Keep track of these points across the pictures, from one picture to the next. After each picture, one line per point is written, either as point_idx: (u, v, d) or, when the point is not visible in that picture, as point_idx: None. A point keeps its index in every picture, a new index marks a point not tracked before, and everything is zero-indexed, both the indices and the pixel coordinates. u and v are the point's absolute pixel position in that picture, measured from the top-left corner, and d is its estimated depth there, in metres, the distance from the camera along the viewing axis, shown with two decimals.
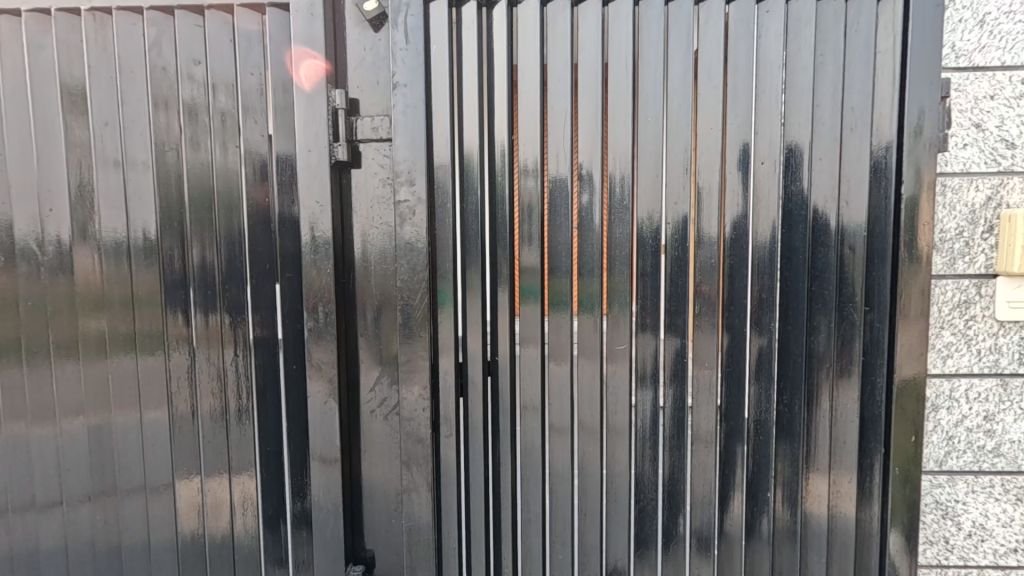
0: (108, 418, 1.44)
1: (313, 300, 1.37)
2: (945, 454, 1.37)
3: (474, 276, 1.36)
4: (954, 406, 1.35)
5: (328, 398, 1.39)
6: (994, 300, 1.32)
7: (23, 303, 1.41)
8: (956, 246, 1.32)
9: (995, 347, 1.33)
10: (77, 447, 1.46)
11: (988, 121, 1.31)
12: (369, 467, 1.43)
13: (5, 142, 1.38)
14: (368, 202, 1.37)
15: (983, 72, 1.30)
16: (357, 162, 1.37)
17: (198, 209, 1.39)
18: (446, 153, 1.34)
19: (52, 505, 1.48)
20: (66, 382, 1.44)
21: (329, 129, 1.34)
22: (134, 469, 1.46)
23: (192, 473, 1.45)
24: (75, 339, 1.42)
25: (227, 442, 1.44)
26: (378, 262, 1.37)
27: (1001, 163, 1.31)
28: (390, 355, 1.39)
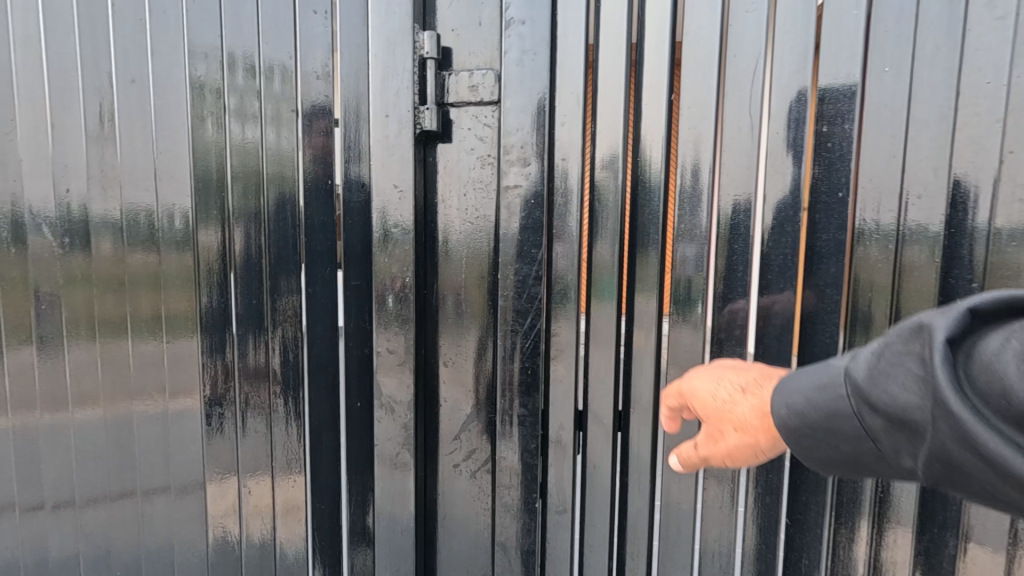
0: (129, 420, 1.16)
1: (384, 317, 1.04)
2: None
3: (604, 269, 0.95)
4: None
5: (400, 448, 1.06)
6: None
7: (33, 275, 1.13)
8: None
9: None
10: (92, 458, 1.18)
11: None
12: (450, 539, 1.09)
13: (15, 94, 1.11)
14: (461, 187, 1.02)
15: None
16: (447, 135, 1.01)
17: (244, 195, 1.09)
18: (576, 117, 0.94)
19: (62, 530, 1.20)
20: (79, 368, 1.15)
21: (414, 86, 1.00)
22: (160, 476, 1.18)
23: (228, 475, 1.16)
24: (89, 315, 1.14)
25: (273, 491, 1.16)
26: (471, 268, 1.02)
27: None
28: (483, 394, 1.04)
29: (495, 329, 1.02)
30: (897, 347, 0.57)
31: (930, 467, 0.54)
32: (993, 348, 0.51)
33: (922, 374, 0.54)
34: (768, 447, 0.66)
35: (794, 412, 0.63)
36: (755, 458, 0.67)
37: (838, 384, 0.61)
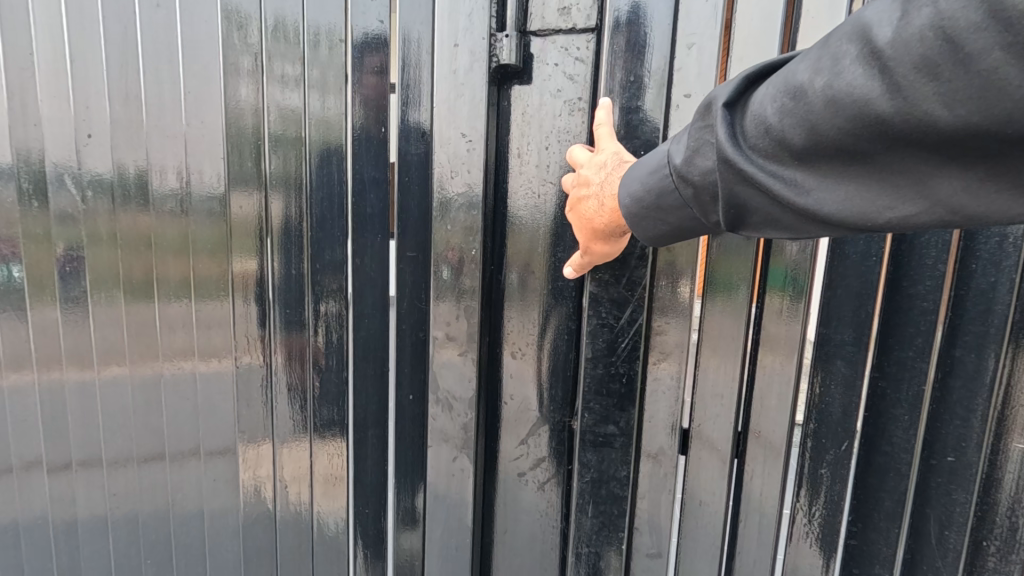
0: (158, 393, 1.05)
1: (446, 297, 0.87)
2: None
3: (728, 263, 0.75)
4: None
5: (458, 453, 0.90)
6: None
7: (55, 227, 1.01)
8: None
9: None
10: (121, 430, 1.08)
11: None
12: (511, 557, 0.93)
13: (30, 15, 0.96)
14: (541, 140, 0.81)
15: None
16: (527, 73, 0.81)
17: (283, 147, 0.93)
18: (706, 42, 0.73)
19: (92, 503, 1.12)
20: (106, 334, 1.04)
21: (490, 10, 0.80)
22: (192, 456, 1.07)
23: (263, 455, 1.04)
24: (114, 275, 1.02)
25: (312, 483, 1.03)
26: (551, 243, 0.83)
27: None
28: (562, 395, 0.86)
29: (579, 318, 0.84)
30: (688, 136, 0.60)
31: (732, 224, 0.58)
32: (760, 99, 0.54)
33: (712, 148, 0.56)
34: (613, 244, 0.74)
35: (633, 199, 0.66)
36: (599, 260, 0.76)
37: (662, 165, 0.63)
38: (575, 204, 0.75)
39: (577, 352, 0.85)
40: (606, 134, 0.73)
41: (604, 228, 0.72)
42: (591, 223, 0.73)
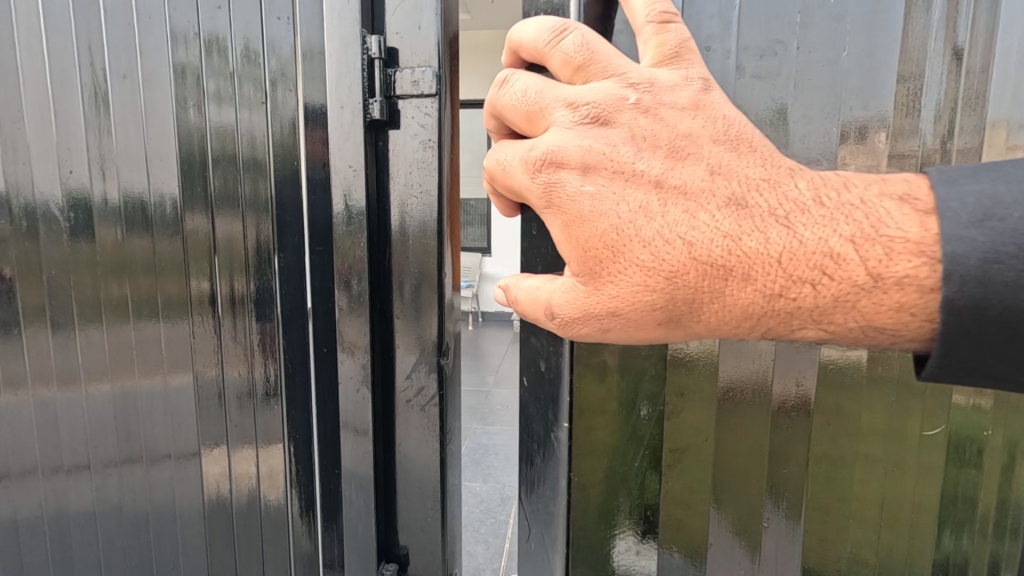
0: (135, 394, 1.33)
1: (346, 277, 1.26)
2: None
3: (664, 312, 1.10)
4: None
5: (360, 385, 1.29)
6: None
7: (46, 249, 1.28)
8: None
9: None
10: (102, 417, 1.34)
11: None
12: (407, 458, 1.32)
13: (20, 84, 1.25)
14: (407, 167, 1.21)
15: None
16: (395, 123, 1.20)
17: (222, 175, 1.27)
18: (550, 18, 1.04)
19: (82, 484, 1.36)
20: (91, 348, 1.32)
21: (364, 82, 1.18)
22: (161, 440, 1.35)
23: (219, 445, 1.36)
24: (98, 303, 1.30)
25: (257, 465, 1.37)
26: (417, 236, 1.24)
27: None
28: (430, 340, 1.26)
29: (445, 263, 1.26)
30: None
31: None
32: None
33: None
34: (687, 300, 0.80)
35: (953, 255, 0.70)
36: (645, 325, 0.83)
37: None
38: (592, 166, 0.82)
39: (449, 292, 1.28)
40: (735, 129, 0.83)
41: (691, 267, 0.79)
42: (739, 271, 0.78)
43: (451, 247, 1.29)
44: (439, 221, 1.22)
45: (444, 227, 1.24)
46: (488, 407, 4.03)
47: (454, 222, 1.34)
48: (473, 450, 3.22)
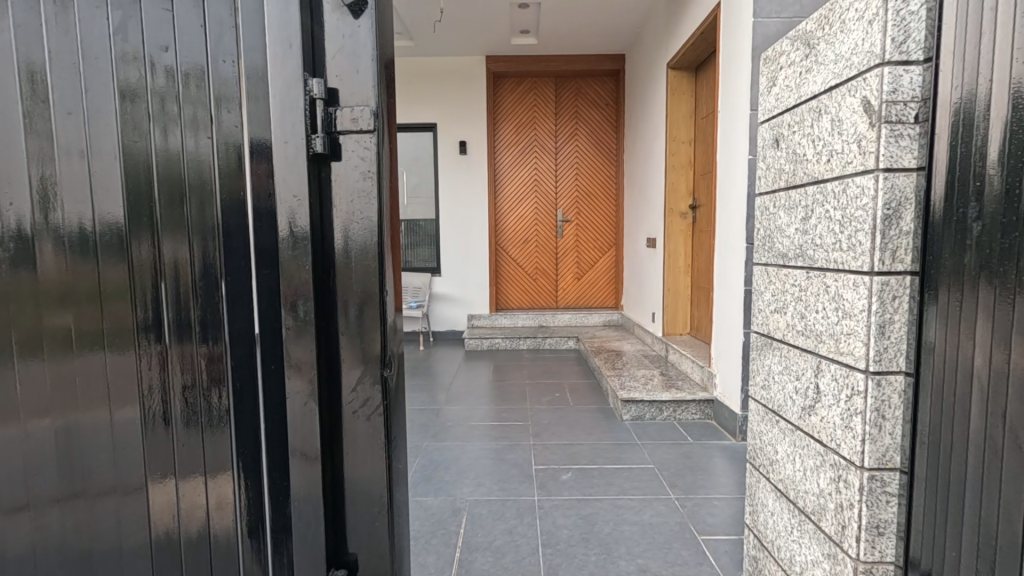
0: (79, 428, 1.34)
1: (289, 298, 1.34)
2: (877, 434, 1.39)
3: None
4: (838, 401, 1.49)
5: (307, 399, 1.36)
6: (834, 292, 1.51)
7: None
8: (849, 242, 1.45)
9: (848, 332, 1.45)
10: (42, 453, 1.33)
11: (821, 148, 1.57)
12: (353, 466, 1.41)
13: None
14: (348, 195, 1.34)
15: (846, 87, 1.45)
16: (336, 155, 1.33)
17: (169, 206, 1.31)
18: None
19: (21, 523, 1.35)
20: (31, 383, 1.32)
21: (306, 119, 1.29)
22: (107, 472, 1.36)
23: (166, 476, 1.39)
24: (38, 337, 1.31)
25: (206, 495, 1.39)
26: (358, 257, 1.36)
27: (843, 170, 1.47)
28: (373, 353, 1.38)
29: (386, 281, 1.40)
30: None
31: None
32: None
33: None
34: None
35: None
36: None
37: None
38: None
39: (390, 306, 1.43)
40: None
41: None
42: None
43: (392, 266, 1.45)
44: (380, 244, 1.37)
45: (384, 248, 1.39)
46: (437, 425, 4.07)
47: (393, 244, 1.48)
48: (422, 468, 3.25)
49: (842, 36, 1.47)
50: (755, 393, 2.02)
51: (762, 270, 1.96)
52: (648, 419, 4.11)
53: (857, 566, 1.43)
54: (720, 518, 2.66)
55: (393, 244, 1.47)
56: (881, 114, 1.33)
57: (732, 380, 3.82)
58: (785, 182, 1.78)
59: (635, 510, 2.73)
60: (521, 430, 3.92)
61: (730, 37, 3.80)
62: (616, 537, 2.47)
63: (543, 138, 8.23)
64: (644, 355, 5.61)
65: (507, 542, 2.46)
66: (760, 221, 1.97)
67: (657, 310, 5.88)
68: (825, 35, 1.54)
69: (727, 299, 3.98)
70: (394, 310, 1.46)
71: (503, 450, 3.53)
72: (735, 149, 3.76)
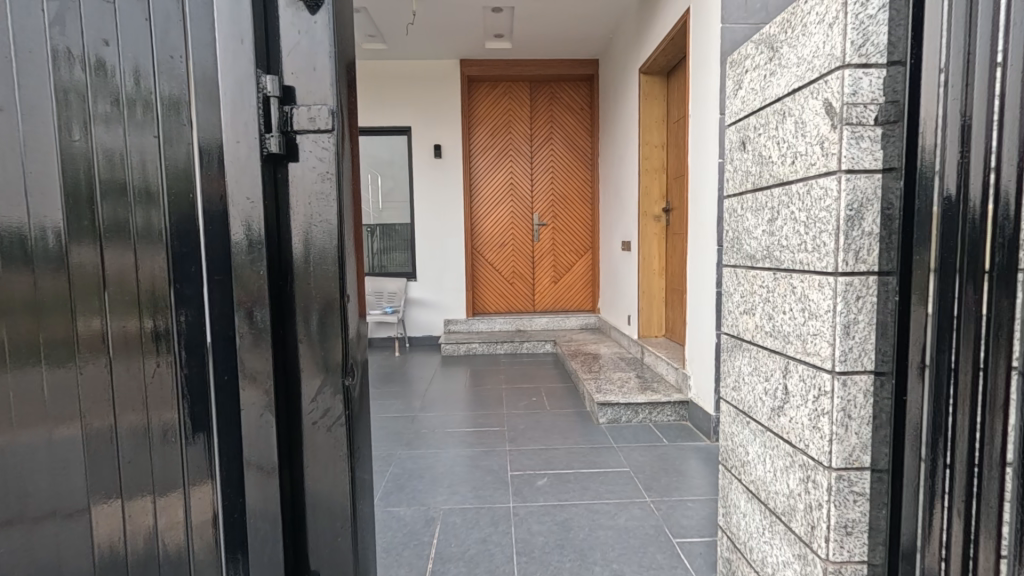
0: (11, 449, 1.22)
1: (244, 303, 1.27)
2: (844, 434, 1.40)
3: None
4: (807, 401, 1.50)
5: (263, 410, 1.30)
6: (801, 293, 1.52)
7: None
8: (813, 243, 1.46)
9: (814, 332, 1.46)
10: None
11: (786, 150, 1.58)
12: (314, 480, 1.36)
13: None
14: (306, 197, 1.29)
15: (808, 90, 1.47)
16: (293, 156, 1.28)
17: (112, 209, 1.24)
18: None
19: None
20: None
21: (259, 118, 1.23)
22: (44, 495, 1.25)
23: (111, 496, 1.30)
24: None
25: (155, 514, 1.32)
26: (317, 262, 1.31)
27: (808, 172, 1.48)
28: (334, 361, 1.33)
29: (347, 286, 1.35)
30: None
31: None
32: None
33: None
34: None
35: None
36: None
37: None
38: None
39: (351, 312, 1.39)
40: None
41: None
42: None
43: (353, 271, 1.41)
44: (340, 248, 1.32)
45: (345, 253, 1.34)
46: (412, 432, 4.00)
47: (355, 248, 1.43)
48: (395, 476, 3.19)
49: (803, 39, 1.48)
50: (726, 395, 2.03)
51: (730, 271, 1.97)
52: (624, 421, 4.11)
53: (827, 566, 1.43)
54: (695, 520, 2.66)
55: (356, 249, 1.43)
56: (842, 116, 1.34)
57: (706, 381, 3.85)
58: (752, 184, 1.80)
59: (610, 514, 2.71)
60: (497, 435, 3.88)
61: (699, 42, 3.84)
62: (591, 543, 2.45)
63: (519, 142, 8.23)
64: (620, 357, 5.62)
65: (481, 551, 2.41)
66: (728, 223, 1.98)
67: (633, 312, 5.91)
68: (788, 38, 1.55)
69: (699, 301, 4.02)
70: (356, 316, 1.42)
71: (478, 457, 3.48)
72: (706, 153, 3.79)
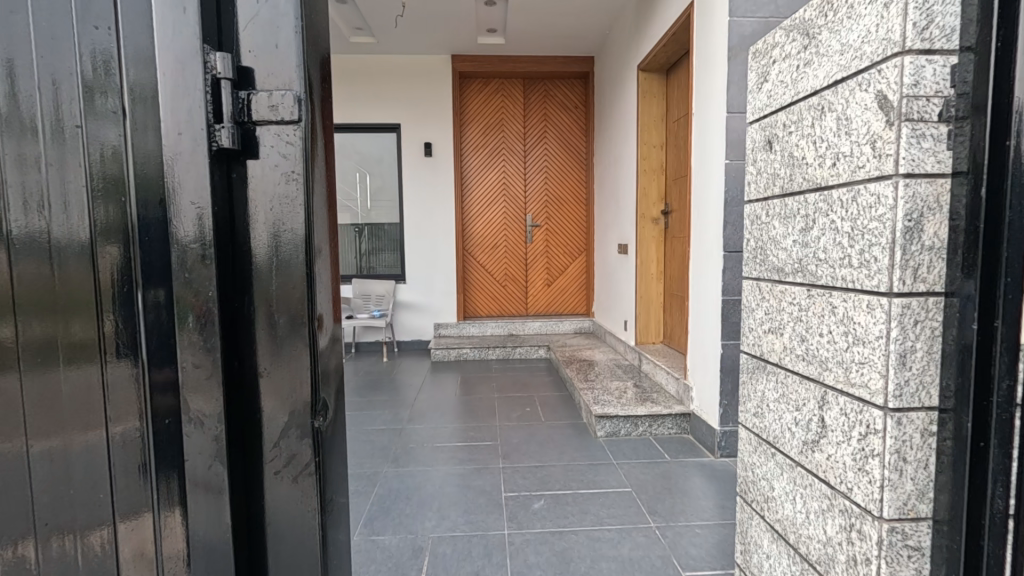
0: None
1: (187, 331, 1.02)
2: (898, 479, 1.21)
3: None
4: (849, 438, 1.32)
5: (212, 460, 1.05)
6: (843, 314, 1.33)
7: None
8: (861, 259, 1.27)
9: (861, 361, 1.27)
10: None
11: (825, 150, 1.39)
12: (276, 540, 1.13)
13: None
14: (267, 202, 1.07)
15: (857, 82, 1.27)
16: (251, 152, 1.05)
17: (20, 209, 0.99)
18: None
19: None
20: None
21: (207, 105, 1.00)
22: None
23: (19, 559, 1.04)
24: None
25: None
26: (281, 280, 1.09)
27: (857, 176, 1.28)
28: (302, 398, 1.11)
29: (317, 308, 1.13)
30: None
31: None
32: None
33: None
34: None
35: None
36: None
37: None
38: None
39: (322, 339, 1.17)
40: None
41: None
42: None
43: (325, 290, 1.19)
44: (308, 263, 1.10)
45: (314, 269, 1.12)
46: (400, 447, 3.77)
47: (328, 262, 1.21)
48: (380, 499, 2.96)
49: (850, 23, 1.28)
50: (746, 421, 1.84)
51: (753, 285, 1.78)
52: (622, 436, 3.92)
53: None
54: (704, 549, 2.47)
55: (328, 263, 1.21)
56: (901, 110, 1.15)
57: (710, 393, 3.67)
58: (781, 188, 1.60)
59: (613, 543, 2.51)
60: (490, 451, 3.67)
61: (704, 37, 3.66)
62: None
63: (512, 140, 8.01)
64: (616, 364, 5.44)
65: None
66: (751, 232, 1.79)
67: (629, 318, 5.73)
68: (829, 23, 1.36)
69: (701, 308, 3.85)
70: (329, 343, 1.19)
71: (470, 475, 3.26)
72: (711, 153, 3.61)
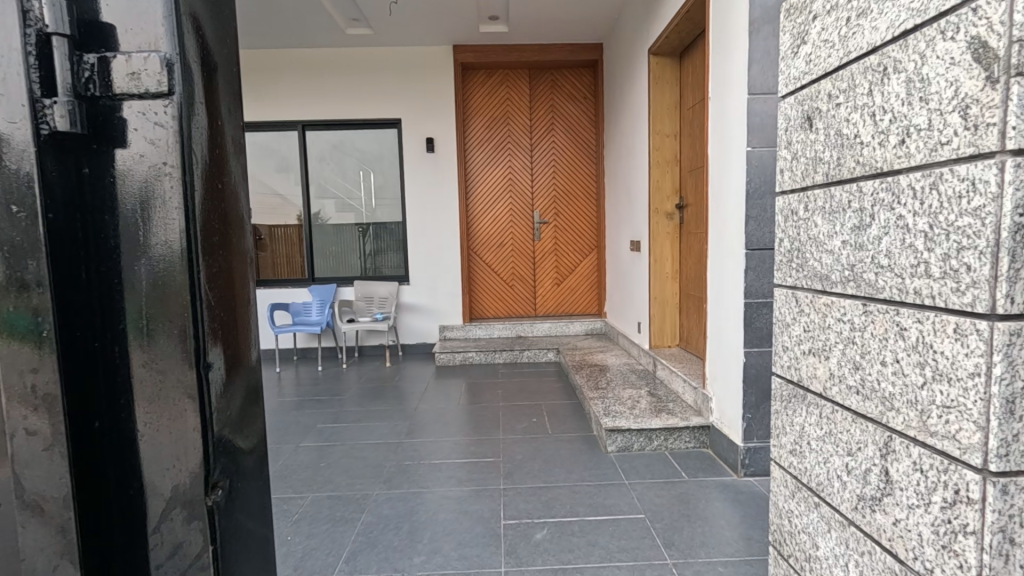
0: None
1: (6, 384, 0.72)
2: (1004, 568, 0.89)
3: None
4: (929, 505, 0.99)
5: (56, 561, 0.74)
6: (918, 340, 1.00)
7: None
8: (943, 267, 0.95)
9: (948, 404, 0.94)
10: None
11: (889, 124, 1.06)
12: None
13: None
14: (136, 207, 0.78)
15: (937, 28, 0.94)
16: (111, 139, 0.77)
17: None
18: None
19: None
20: None
21: (32, 71, 0.70)
22: None
23: None
24: None
25: None
26: (155, 313, 0.79)
27: (938, 156, 0.96)
28: (190, 468, 0.82)
29: (212, 350, 0.83)
30: None
31: None
32: None
33: None
34: None
35: None
36: None
37: None
38: None
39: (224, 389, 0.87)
40: None
41: None
42: None
43: (229, 323, 0.89)
44: (196, 289, 0.81)
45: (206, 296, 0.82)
46: (395, 465, 3.51)
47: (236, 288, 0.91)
48: (366, 529, 2.69)
49: None
50: (780, 458, 1.53)
51: (788, 294, 1.47)
52: (636, 450, 3.61)
53: None
54: None
55: (235, 284, 0.91)
56: (1010, 61, 0.82)
57: (731, 405, 3.33)
58: (824, 175, 1.29)
59: None
60: (492, 469, 3.38)
61: (722, 11, 3.31)
62: None
63: (518, 134, 7.69)
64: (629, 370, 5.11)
65: None
66: (785, 229, 1.48)
67: (643, 320, 5.40)
68: None
69: (721, 311, 3.51)
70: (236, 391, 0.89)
71: (468, 499, 2.98)
72: (730, 140, 3.27)
